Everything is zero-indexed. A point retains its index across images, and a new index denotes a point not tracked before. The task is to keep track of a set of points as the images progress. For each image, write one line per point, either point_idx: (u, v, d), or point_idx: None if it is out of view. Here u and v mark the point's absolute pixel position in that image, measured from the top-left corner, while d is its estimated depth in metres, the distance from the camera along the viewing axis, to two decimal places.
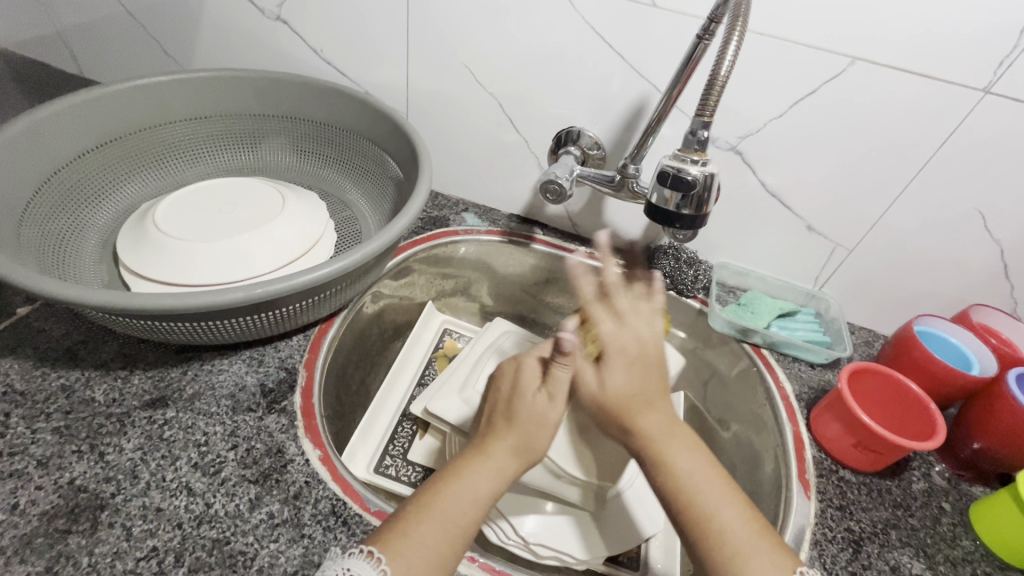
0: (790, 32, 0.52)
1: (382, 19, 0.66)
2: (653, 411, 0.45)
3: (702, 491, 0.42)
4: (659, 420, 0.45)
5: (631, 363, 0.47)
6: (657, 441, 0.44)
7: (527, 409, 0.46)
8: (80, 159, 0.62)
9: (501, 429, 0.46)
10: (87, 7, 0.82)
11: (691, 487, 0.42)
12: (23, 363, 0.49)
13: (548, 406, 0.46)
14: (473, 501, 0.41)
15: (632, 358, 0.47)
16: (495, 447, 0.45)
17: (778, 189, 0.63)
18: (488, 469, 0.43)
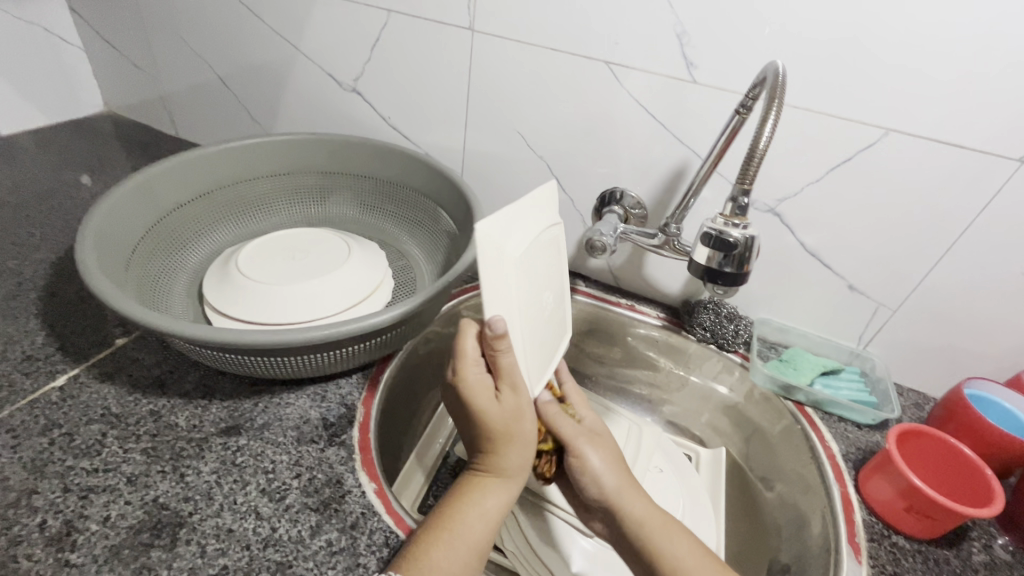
0: (825, 106, 0.56)
1: (445, 90, 0.73)
2: (638, 493, 0.48)
3: None
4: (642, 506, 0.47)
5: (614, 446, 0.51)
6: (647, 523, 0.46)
7: (505, 421, 0.44)
8: (179, 209, 0.70)
9: (492, 443, 0.45)
10: (190, 79, 0.95)
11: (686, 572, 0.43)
12: (119, 388, 0.55)
13: (522, 405, 0.44)
14: (487, 523, 0.44)
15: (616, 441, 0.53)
16: (501, 467, 0.45)
17: (818, 248, 0.65)
18: (501, 491, 0.45)
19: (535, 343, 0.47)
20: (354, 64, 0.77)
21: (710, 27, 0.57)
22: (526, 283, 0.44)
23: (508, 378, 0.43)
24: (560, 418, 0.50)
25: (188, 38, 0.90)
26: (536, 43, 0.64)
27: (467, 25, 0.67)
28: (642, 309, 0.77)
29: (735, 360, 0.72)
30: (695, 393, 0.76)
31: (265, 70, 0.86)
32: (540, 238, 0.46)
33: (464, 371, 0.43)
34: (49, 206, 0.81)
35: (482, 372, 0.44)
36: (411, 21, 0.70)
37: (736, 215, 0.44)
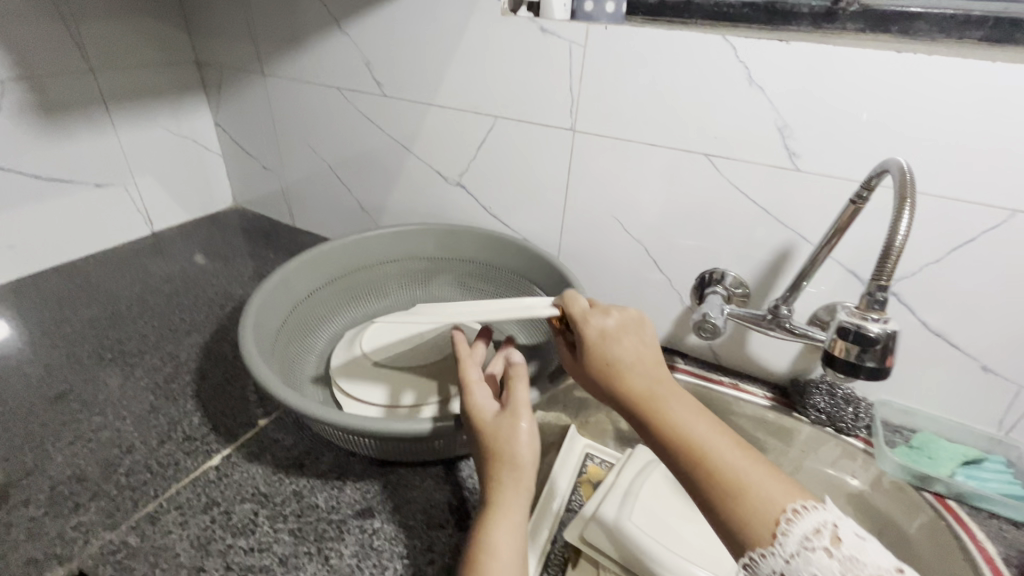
0: (941, 189, 0.56)
1: (546, 182, 0.79)
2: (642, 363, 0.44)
3: (710, 451, 0.39)
4: (653, 380, 0.43)
5: (607, 317, 0.48)
6: (655, 396, 0.42)
7: (500, 442, 0.47)
8: (310, 296, 0.78)
9: (494, 468, 0.47)
10: (309, 176, 1.06)
11: (697, 443, 0.39)
12: (265, 468, 0.60)
13: (519, 425, 0.47)
14: (502, 552, 0.43)
15: (616, 315, 0.48)
16: (501, 492, 0.46)
17: (943, 328, 0.62)
18: (509, 523, 0.45)
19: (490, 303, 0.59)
20: (461, 162, 0.85)
21: (813, 121, 0.59)
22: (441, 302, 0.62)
23: (511, 405, 0.49)
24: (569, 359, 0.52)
25: (310, 141, 1.02)
26: (636, 138, 0.69)
27: (569, 125, 0.73)
28: (748, 389, 0.75)
29: (857, 445, 0.68)
30: (819, 483, 0.70)
31: (376, 167, 0.96)
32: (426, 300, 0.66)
33: (472, 401, 0.50)
34: (194, 292, 0.92)
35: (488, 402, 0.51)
36: (516, 123, 0.77)
37: (871, 307, 0.43)
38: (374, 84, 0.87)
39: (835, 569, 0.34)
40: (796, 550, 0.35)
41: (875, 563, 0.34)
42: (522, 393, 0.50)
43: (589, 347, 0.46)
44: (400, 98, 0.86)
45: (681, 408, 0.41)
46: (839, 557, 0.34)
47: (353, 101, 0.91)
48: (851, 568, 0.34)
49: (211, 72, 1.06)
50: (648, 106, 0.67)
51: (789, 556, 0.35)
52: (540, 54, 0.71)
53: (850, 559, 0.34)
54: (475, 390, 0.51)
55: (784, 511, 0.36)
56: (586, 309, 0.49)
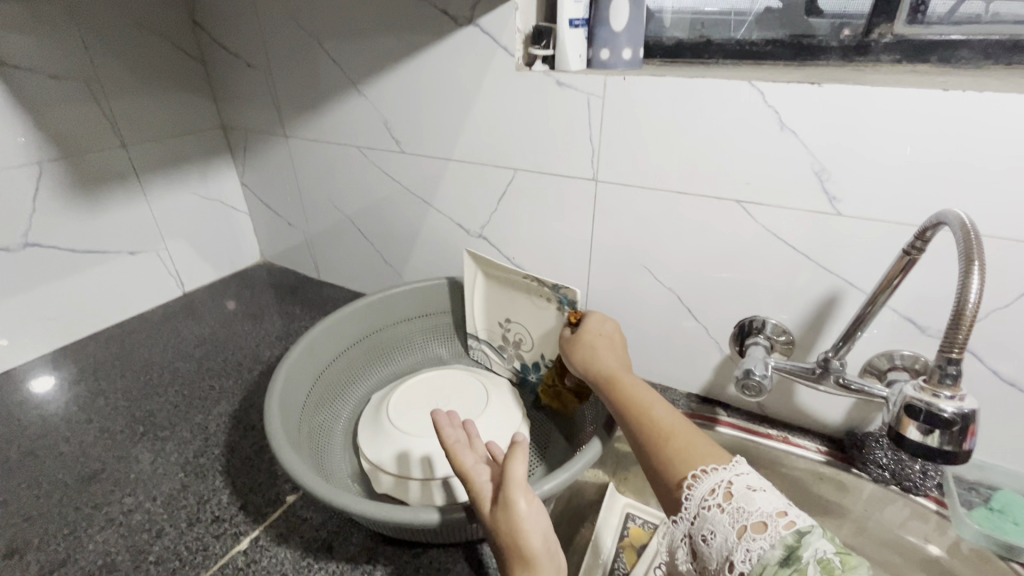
0: (1004, 230, 0.52)
1: (570, 231, 0.77)
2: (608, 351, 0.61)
3: (640, 405, 0.52)
4: (615, 363, 0.59)
5: (595, 321, 0.66)
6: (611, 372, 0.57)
7: (505, 535, 0.43)
8: (336, 360, 0.77)
9: (509, 564, 0.43)
10: (333, 230, 1.07)
11: (634, 400, 0.53)
12: (294, 552, 0.58)
13: (518, 512, 0.43)
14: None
15: (603, 323, 0.65)
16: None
17: (1018, 377, 0.56)
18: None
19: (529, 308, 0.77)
20: (482, 214, 0.84)
21: (854, 165, 0.55)
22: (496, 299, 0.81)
23: (504, 488, 0.45)
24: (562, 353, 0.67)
25: (333, 197, 1.03)
26: (662, 186, 0.67)
27: (591, 175, 0.71)
28: (798, 442, 0.70)
29: (928, 506, 0.62)
30: (881, 542, 0.65)
31: (397, 221, 0.96)
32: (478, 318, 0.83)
33: (469, 483, 0.47)
34: (223, 356, 0.92)
35: (486, 485, 0.47)
36: (536, 175, 0.76)
37: (943, 383, 0.39)
38: (392, 142, 0.88)
39: (725, 521, 0.39)
40: (697, 508, 0.41)
41: (759, 508, 0.38)
42: (515, 469, 0.45)
43: (585, 333, 0.64)
44: (418, 154, 0.86)
45: (633, 381, 0.55)
46: (730, 509, 0.39)
47: (373, 158, 0.92)
48: (738, 517, 0.38)
49: (236, 135, 1.09)
50: (673, 154, 0.64)
51: (692, 516, 0.41)
52: (557, 106, 0.69)
53: (738, 510, 0.39)
54: (469, 470, 0.48)
55: (691, 472, 0.43)
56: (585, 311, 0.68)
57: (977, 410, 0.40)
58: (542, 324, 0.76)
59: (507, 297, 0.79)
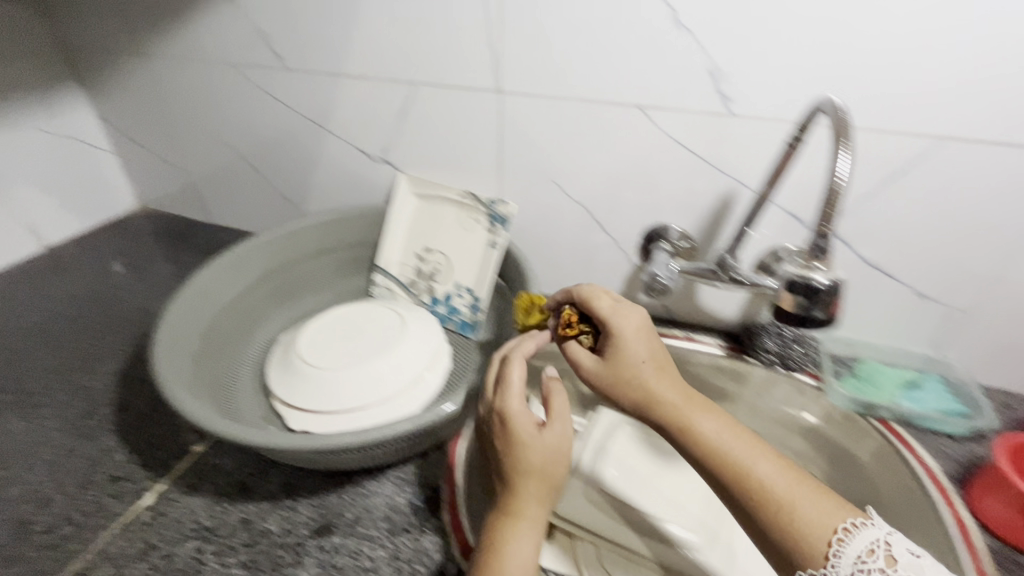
0: (871, 122, 0.56)
1: (477, 148, 0.74)
2: (660, 375, 0.48)
3: (739, 458, 0.42)
4: (674, 394, 0.47)
5: (633, 336, 0.50)
6: (679, 411, 0.46)
7: (538, 451, 0.48)
8: (236, 303, 0.72)
9: (527, 480, 0.47)
10: (217, 165, 0.95)
11: (721, 448, 0.43)
12: (206, 498, 0.55)
13: (558, 440, 0.48)
14: (516, 561, 0.44)
15: (642, 336, 0.50)
16: (520, 505, 0.47)
17: (879, 260, 0.63)
18: (529, 529, 0.46)
19: (456, 229, 0.77)
20: (383, 136, 0.78)
21: (746, 63, 0.56)
22: (420, 221, 0.80)
23: (554, 421, 0.49)
24: (581, 371, 0.52)
25: (213, 126, 0.91)
26: (567, 96, 0.65)
27: (493, 86, 0.68)
28: (699, 340, 0.76)
29: (807, 381, 0.68)
30: (774, 420, 0.71)
31: (291, 150, 0.87)
32: (394, 243, 0.80)
33: (514, 403, 0.49)
34: (102, 313, 0.82)
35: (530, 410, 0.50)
36: (436, 90, 0.71)
37: (815, 257, 0.42)
38: (273, 57, 0.78)
39: None
40: (851, 569, 0.37)
41: None
42: (561, 399, 0.51)
43: (620, 363, 0.49)
44: (306, 71, 0.77)
45: (708, 418, 0.45)
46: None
47: (254, 79, 0.81)
48: None
49: (80, 57, 0.92)
50: (576, 59, 0.62)
51: None
52: (452, 8, 0.64)
53: None
54: (514, 392, 0.50)
55: (835, 531, 0.38)
56: (608, 308, 0.53)
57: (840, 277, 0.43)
58: (464, 246, 0.76)
59: (435, 221, 0.78)
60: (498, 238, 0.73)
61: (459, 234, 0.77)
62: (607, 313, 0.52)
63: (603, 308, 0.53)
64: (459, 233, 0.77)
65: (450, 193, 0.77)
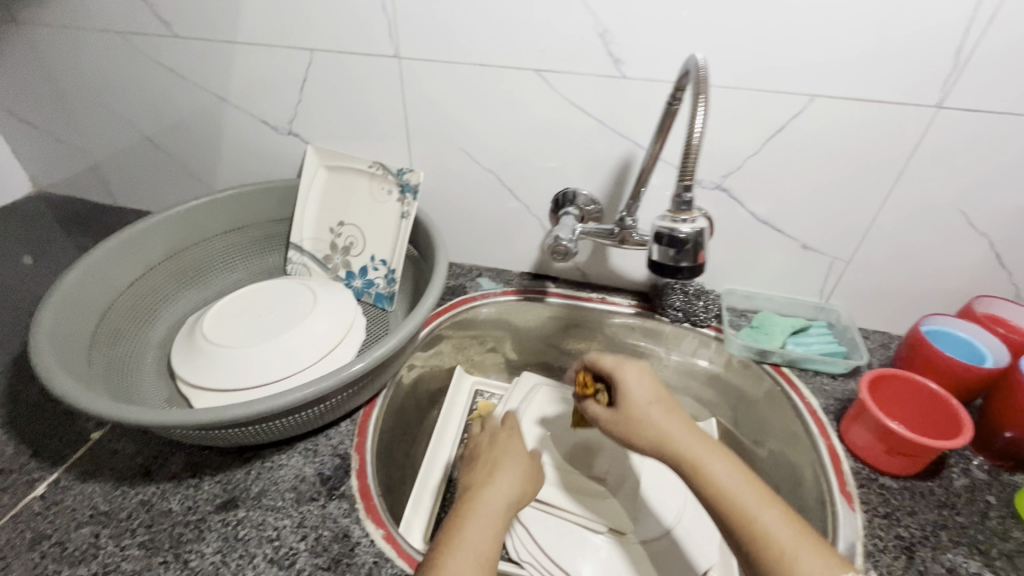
0: (750, 82, 0.58)
1: (384, 117, 0.72)
2: (671, 420, 0.51)
3: (747, 503, 0.45)
4: (686, 438, 0.49)
5: (648, 390, 0.54)
6: (690, 453, 0.48)
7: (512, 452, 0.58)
8: (134, 285, 0.69)
9: (508, 480, 0.54)
10: (114, 143, 0.89)
11: (730, 493, 0.45)
12: (104, 484, 0.53)
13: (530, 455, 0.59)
14: (481, 533, 0.47)
15: (654, 388, 0.54)
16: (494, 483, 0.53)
17: (768, 216, 0.67)
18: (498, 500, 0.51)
19: (366, 200, 0.76)
20: (286, 107, 0.75)
21: (632, 25, 0.57)
22: (330, 193, 0.78)
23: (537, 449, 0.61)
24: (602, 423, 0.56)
25: (102, 100, 0.84)
26: (466, 61, 0.64)
27: (392, 52, 0.66)
28: (612, 300, 0.78)
29: (709, 334, 0.73)
30: (677, 371, 0.77)
31: (192, 125, 0.82)
32: (306, 217, 0.79)
33: (514, 432, 0.61)
34: None
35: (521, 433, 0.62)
36: (334, 57, 0.69)
37: (680, 209, 0.44)
38: (159, 24, 0.73)
39: None
40: None
41: None
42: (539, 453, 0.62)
43: (631, 412, 0.52)
44: (196, 38, 0.73)
45: (719, 464, 0.47)
46: None
47: (141, 48, 0.76)
48: None
49: None
50: (470, 22, 0.61)
51: None
52: None
53: None
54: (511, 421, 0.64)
55: None
56: (614, 363, 0.57)
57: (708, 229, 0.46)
58: (377, 217, 0.75)
59: (346, 194, 0.77)
60: (408, 208, 0.72)
61: (370, 205, 0.76)
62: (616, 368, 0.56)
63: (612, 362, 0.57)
64: (369, 204, 0.76)
65: (357, 162, 0.75)
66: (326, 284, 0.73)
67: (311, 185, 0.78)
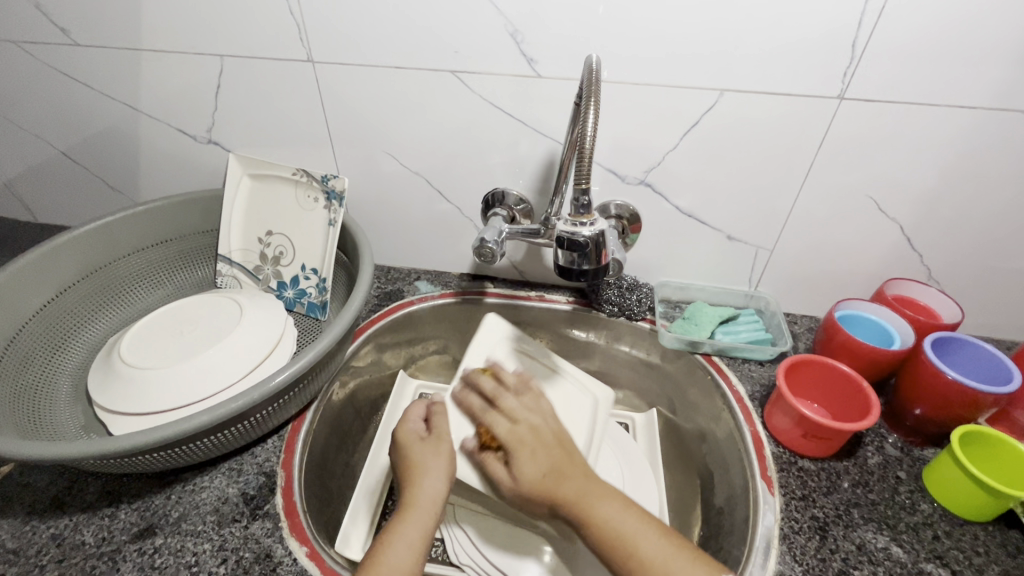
0: (661, 78, 0.58)
1: (305, 122, 0.71)
2: (565, 478, 0.51)
3: (631, 536, 0.47)
4: (581, 486, 0.51)
5: (529, 450, 0.54)
6: (582, 503, 0.50)
7: (422, 457, 0.54)
8: (45, 310, 0.66)
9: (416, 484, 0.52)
10: (23, 157, 0.85)
11: (618, 531, 0.48)
12: (12, 520, 0.51)
13: (442, 448, 0.55)
14: (404, 553, 0.46)
15: (533, 443, 0.55)
16: (413, 499, 0.51)
17: (692, 209, 0.68)
18: (421, 517, 0.49)
19: (292, 208, 0.74)
20: (202, 114, 0.73)
21: (541, 25, 0.57)
22: (255, 201, 0.76)
23: (439, 427, 0.57)
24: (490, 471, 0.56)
25: (6, 113, 0.80)
26: (379, 64, 0.63)
27: (305, 57, 0.64)
28: (549, 297, 0.78)
29: (644, 327, 0.74)
30: (617, 363, 0.78)
31: (107, 136, 0.79)
32: (231, 227, 0.76)
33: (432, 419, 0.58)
34: None
35: (415, 425, 0.58)
36: (245, 62, 0.66)
37: (580, 214, 0.49)
38: (57, 32, 0.69)
39: None
40: None
41: None
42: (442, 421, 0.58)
43: (525, 475, 0.52)
44: (99, 46, 0.69)
45: (608, 506, 0.49)
46: None
47: (41, 58, 0.72)
48: None
49: None
50: (379, 25, 0.60)
51: None
52: None
53: None
54: (408, 418, 0.58)
55: None
56: (507, 412, 0.59)
57: (607, 230, 0.51)
58: (305, 225, 0.73)
59: (271, 202, 0.75)
60: (335, 215, 0.71)
61: (298, 213, 0.74)
62: (500, 424, 0.57)
63: (502, 420, 0.58)
64: (296, 211, 0.74)
65: (280, 168, 0.73)
66: (248, 297, 0.71)
67: (235, 195, 0.76)
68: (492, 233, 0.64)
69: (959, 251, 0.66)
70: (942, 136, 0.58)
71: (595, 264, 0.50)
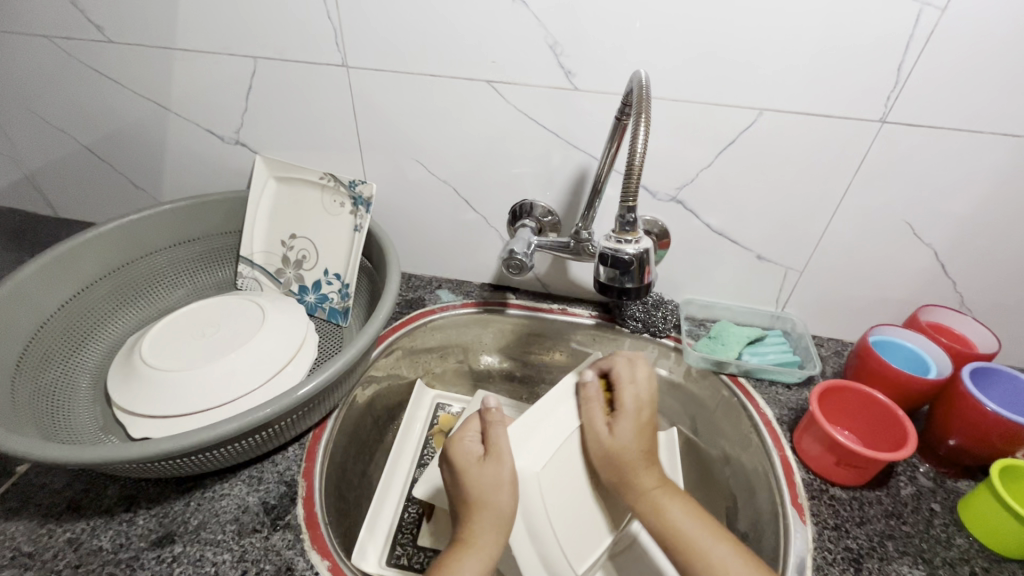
0: (701, 95, 0.58)
1: (335, 127, 0.70)
2: (651, 471, 0.53)
3: (698, 541, 0.48)
4: (653, 481, 0.52)
5: (635, 424, 0.54)
6: (653, 496, 0.51)
7: (483, 489, 0.49)
8: (66, 307, 0.65)
9: (475, 515, 0.48)
10: (49, 152, 0.84)
11: (686, 534, 0.49)
12: (28, 523, 0.50)
13: (502, 476, 0.50)
14: None
15: (639, 419, 0.55)
16: (473, 537, 0.47)
17: (723, 227, 0.67)
18: (478, 558, 0.46)
19: (318, 212, 0.73)
20: (232, 115, 0.72)
21: (581, 38, 0.57)
22: (281, 204, 0.75)
23: (496, 446, 0.51)
24: (591, 421, 0.55)
25: (34, 108, 0.79)
26: (415, 71, 0.63)
27: (340, 62, 0.64)
28: (572, 310, 0.77)
29: (668, 344, 0.73)
30: None
31: (135, 134, 0.78)
32: (256, 228, 0.76)
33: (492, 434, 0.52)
34: None
35: (472, 442, 0.53)
36: (279, 65, 0.66)
37: (624, 230, 0.50)
38: (92, 29, 0.69)
39: None
40: None
41: None
42: (500, 432, 0.53)
43: (617, 449, 0.53)
44: (134, 44, 0.69)
45: (678, 509, 0.50)
46: None
47: (75, 54, 0.72)
48: None
49: None
50: (417, 33, 0.60)
51: None
52: None
53: None
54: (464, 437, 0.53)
55: None
56: (623, 380, 0.57)
57: (650, 249, 0.52)
58: (330, 230, 0.73)
59: (296, 205, 0.74)
60: (362, 221, 0.70)
61: (323, 217, 0.73)
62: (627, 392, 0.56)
63: (634, 389, 0.56)
64: (322, 215, 0.73)
65: (308, 172, 0.73)
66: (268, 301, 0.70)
67: (262, 198, 0.75)
68: (523, 244, 0.63)
69: (994, 278, 0.65)
70: (984, 164, 0.57)
71: (638, 282, 0.52)
